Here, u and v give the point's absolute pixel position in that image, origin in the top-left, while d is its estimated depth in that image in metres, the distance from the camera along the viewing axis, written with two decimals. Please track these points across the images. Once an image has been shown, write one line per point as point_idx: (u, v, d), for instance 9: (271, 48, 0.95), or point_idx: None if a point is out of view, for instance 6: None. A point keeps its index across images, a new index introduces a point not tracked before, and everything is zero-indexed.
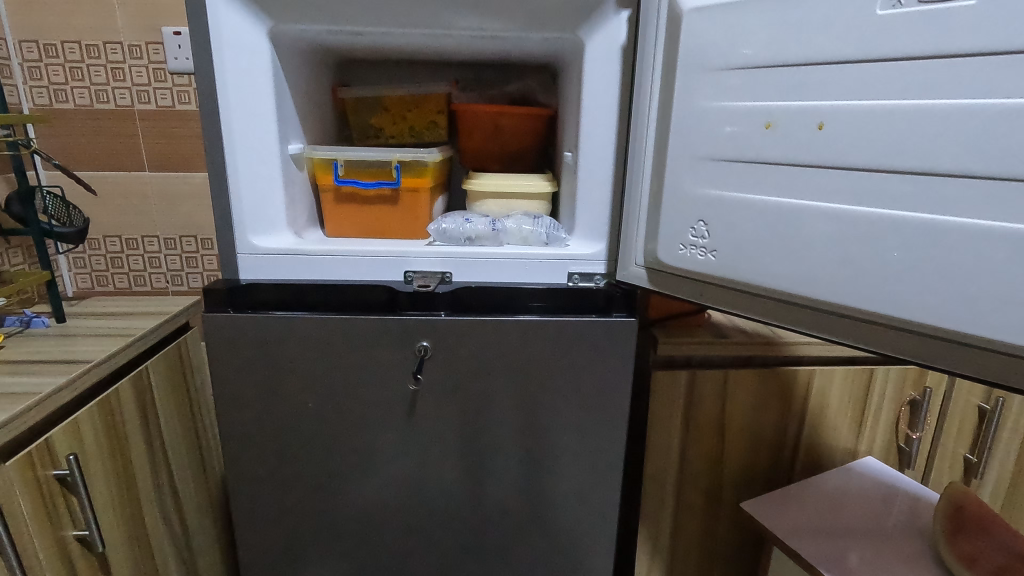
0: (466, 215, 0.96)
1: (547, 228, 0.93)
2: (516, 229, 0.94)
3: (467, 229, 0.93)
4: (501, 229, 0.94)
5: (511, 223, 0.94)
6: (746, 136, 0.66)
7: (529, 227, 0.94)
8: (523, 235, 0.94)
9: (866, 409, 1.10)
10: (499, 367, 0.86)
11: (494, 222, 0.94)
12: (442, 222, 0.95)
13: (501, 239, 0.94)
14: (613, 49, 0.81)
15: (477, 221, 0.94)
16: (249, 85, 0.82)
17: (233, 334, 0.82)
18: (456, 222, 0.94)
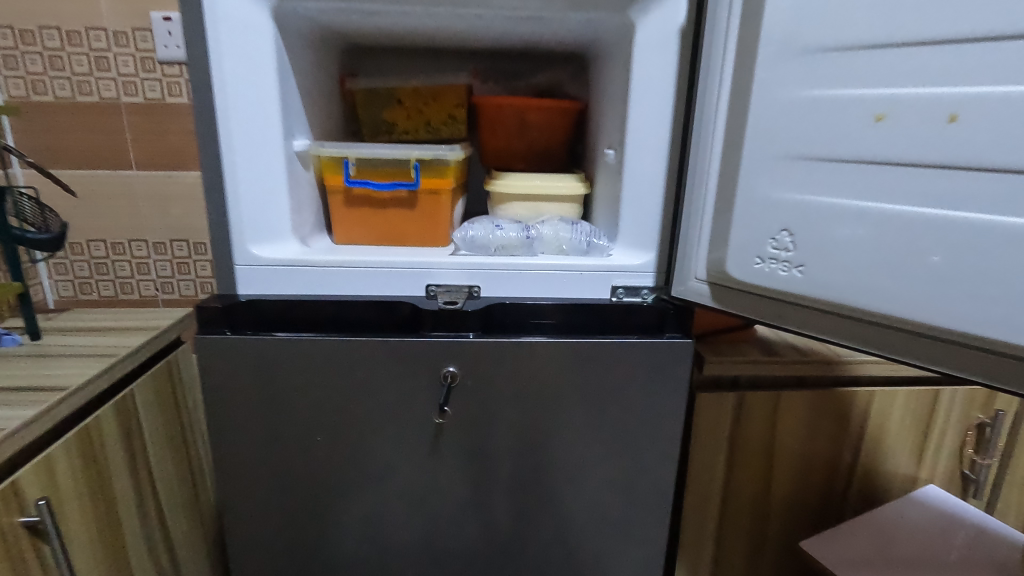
0: (495, 220, 0.86)
1: (587, 237, 0.83)
2: (553, 236, 0.83)
3: (497, 236, 0.82)
4: (536, 236, 0.83)
5: (546, 229, 0.84)
6: (850, 132, 0.56)
7: (567, 234, 0.83)
8: (560, 243, 0.83)
9: (929, 433, 1.00)
10: (534, 395, 0.75)
11: (528, 228, 0.83)
12: (467, 228, 0.84)
13: (536, 247, 0.83)
14: (669, 32, 0.71)
15: (509, 227, 0.83)
16: (249, 71, 0.71)
17: (229, 357, 0.71)
18: (484, 227, 0.83)
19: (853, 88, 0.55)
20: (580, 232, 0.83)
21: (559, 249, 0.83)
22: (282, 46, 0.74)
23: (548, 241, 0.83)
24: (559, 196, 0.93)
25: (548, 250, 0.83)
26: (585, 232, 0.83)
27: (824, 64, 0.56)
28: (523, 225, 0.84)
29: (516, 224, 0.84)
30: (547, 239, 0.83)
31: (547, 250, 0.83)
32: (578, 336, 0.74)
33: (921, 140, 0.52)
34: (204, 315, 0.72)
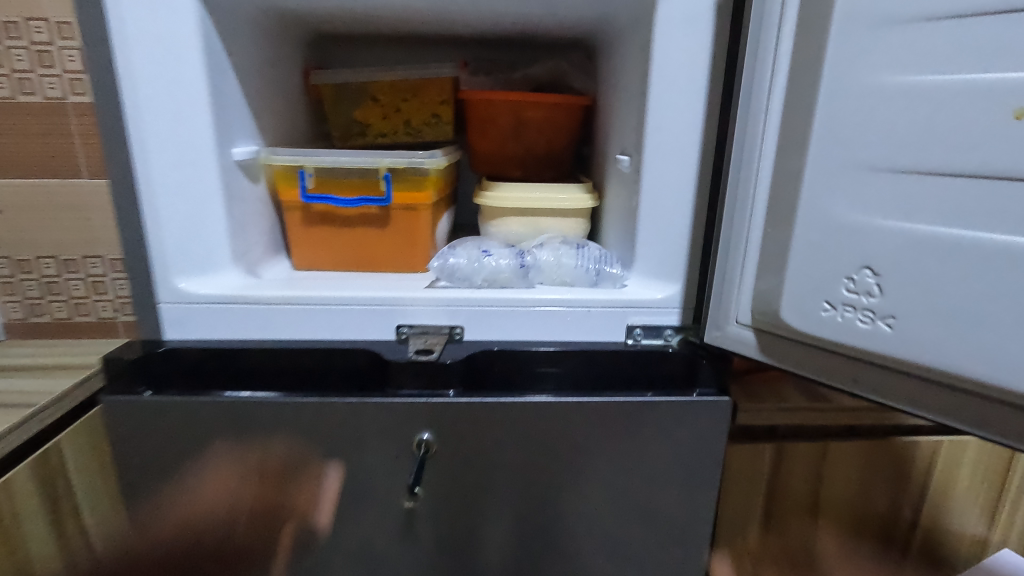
0: (483, 242, 0.71)
1: (597, 264, 0.67)
2: (554, 264, 0.68)
3: (484, 263, 0.67)
4: (533, 264, 0.68)
5: (545, 254, 0.68)
6: (966, 134, 0.40)
7: (570, 260, 0.67)
8: (562, 271, 0.67)
9: (1003, 488, 0.84)
10: (531, 469, 0.59)
11: (524, 254, 0.68)
12: (448, 251, 0.69)
13: (533, 278, 0.68)
14: (699, 4, 0.55)
15: (500, 252, 0.68)
16: (166, 59, 0.56)
17: (143, 424, 0.56)
18: (468, 253, 0.68)
19: (971, 72, 0.39)
20: (588, 257, 0.67)
21: (563, 280, 0.67)
22: (212, 28, 0.59)
23: (548, 269, 0.68)
24: (562, 211, 0.77)
25: (548, 281, 0.68)
26: (593, 258, 0.67)
27: (926, 39, 0.40)
28: (517, 249, 0.69)
29: (508, 248, 0.69)
30: (547, 267, 0.68)
31: (547, 282, 0.68)
32: (585, 393, 0.59)
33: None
34: (111, 370, 0.57)
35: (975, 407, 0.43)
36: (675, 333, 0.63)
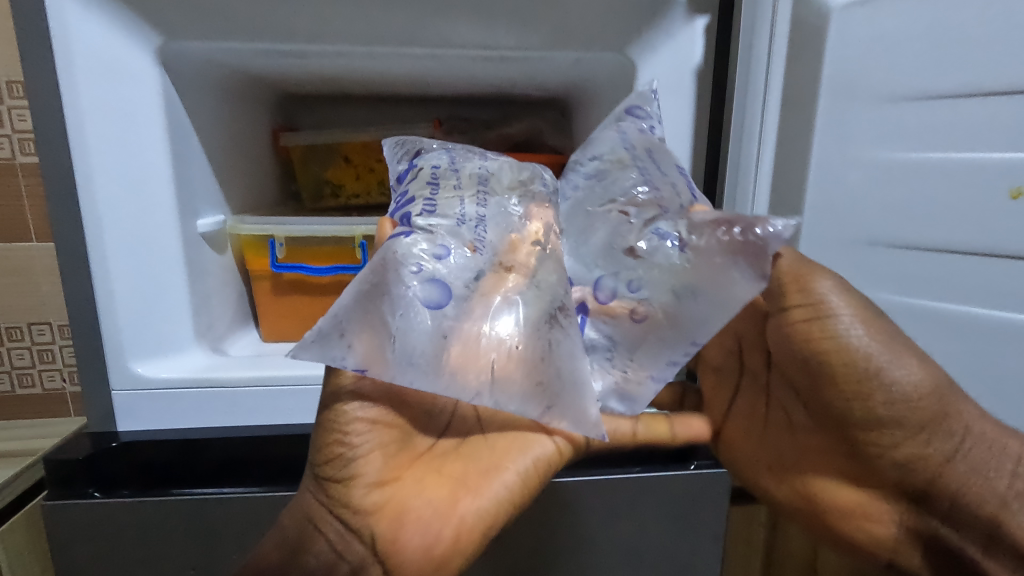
0: (383, 286, 0.31)
1: (657, 128, 0.42)
2: (456, 162, 0.39)
3: (580, 357, 0.34)
4: (488, 195, 0.38)
5: (435, 153, 0.39)
6: (968, 212, 0.40)
7: (699, 304, 0.36)
8: (607, 161, 0.41)
9: None
10: (515, 555, 0.56)
11: (411, 185, 0.37)
12: (435, 378, 0.31)
13: (546, 220, 0.39)
14: (682, 73, 0.54)
15: (522, 289, 0.35)
16: (122, 130, 0.52)
17: (89, 536, 0.50)
18: (504, 344, 0.33)
19: (971, 150, 0.39)
20: (645, 140, 0.41)
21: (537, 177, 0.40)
22: (176, 101, 0.56)
23: (496, 166, 0.39)
24: None
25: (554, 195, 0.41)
26: (646, 141, 0.41)
27: (918, 119, 0.41)
28: (437, 194, 0.36)
29: (441, 249, 0.34)
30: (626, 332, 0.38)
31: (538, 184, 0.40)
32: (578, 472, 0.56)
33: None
34: (55, 474, 0.51)
35: None
36: None
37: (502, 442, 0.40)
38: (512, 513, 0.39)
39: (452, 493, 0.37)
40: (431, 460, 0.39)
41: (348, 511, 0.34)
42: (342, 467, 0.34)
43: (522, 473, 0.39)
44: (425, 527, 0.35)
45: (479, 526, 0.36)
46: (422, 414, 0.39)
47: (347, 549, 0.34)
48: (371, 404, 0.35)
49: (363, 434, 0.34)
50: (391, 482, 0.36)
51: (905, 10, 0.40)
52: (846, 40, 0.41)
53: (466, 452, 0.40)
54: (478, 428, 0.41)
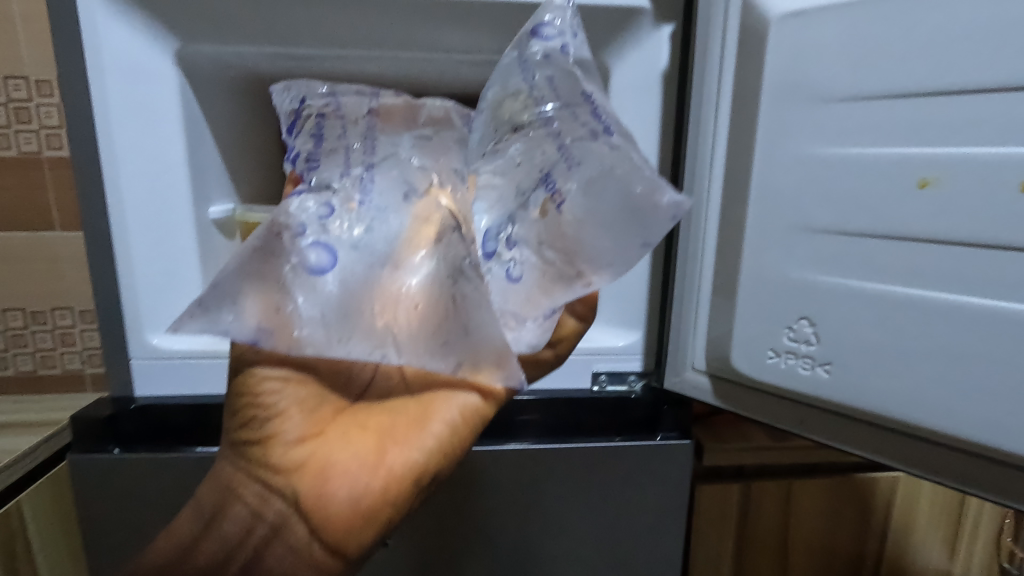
0: (266, 258, 0.34)
1: (569, 45, 0.41)
2: (341, 110, 0.49)
3: (489, 306, 0.35)
4: (378, 142, 0.45)
5: (323, 102, 0.50)
6: (890, 200, 0.43)
7: (587, 260, 0.40)
8: (508, 91, 0.42)
9: (960, 521, 0.85)
10: (499, 513, 0.61)
11: (300, 138, 0.47)
12: (340, 337, 0.34)
13: (441, 164, 0.43)
14: (649, 76, 0.59)
15: (427, 247, 0.38)
16: (143, 125, 0.58)
17: (113, 485, 0.56)
18: (408, 298, 0.36)
19: (892, 144, 0.42)
20: (546, 68, 0.40)
21: (443, 124, 0.48)
22: (191, 96, 0.61)
23: (384, 105, 0.49)
24: None
25: (456, 129, 0.48)
26: (549, 67, 0.40)
27: (842, 118, 0.45)
28: (321, 148, 0.45)
29: (327, 207, 0.38)
30: (516, 280, 0.40)
31: (441, 128, 0.48)
32: (549, 442, 0.62)
33: (998, 211, 0.38)
34: (80, 432, 0.57)
35: (874, 432, 0.48)
36: (638, 378, 0.67)
37: (428, 396, 0.46)
38: (442, 460, 0.45)
39: (377, 445, 0.44)
40: (358, 415, 0.46)
41: (275, 467, 0.43)
42: (263, 428, 0.43)
43: (448, 422, 0.45)
44: (348, 480, 0.43)
45: (404, 472, 0.44)
46: (340, 375, 0.46)
47: (272, 502, 0.43)
48: (281, 372, 0.42)
49: (278, 397, 0.42)
50: (313, 438, 0.44)
51: (833, 19, 0.44)
52: (783, 47, 0.46)
53: (392, 406, 0.46)
54: (404, 384, 0.47)
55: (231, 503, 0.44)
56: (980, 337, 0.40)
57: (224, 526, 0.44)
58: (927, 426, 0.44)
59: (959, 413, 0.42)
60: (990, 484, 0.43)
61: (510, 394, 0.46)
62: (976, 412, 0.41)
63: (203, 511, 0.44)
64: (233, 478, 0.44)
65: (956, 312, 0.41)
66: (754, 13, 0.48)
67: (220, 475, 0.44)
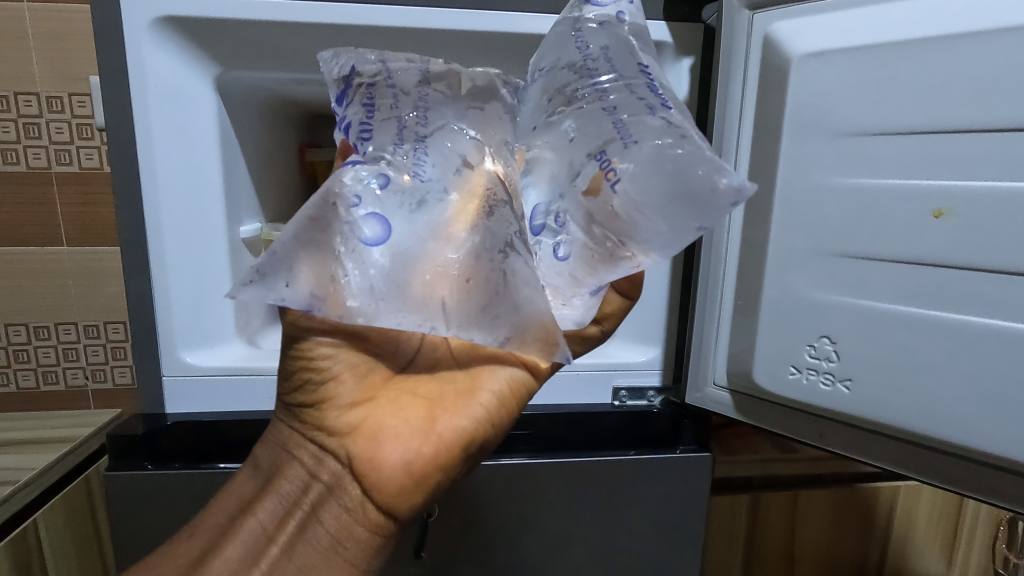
0: (323, 224, 0.34)
1: (624, 12, 0.43)
2: (393, 78, 0.40)
3: (535, 282, 0.36)
4: (432, 113, 0.40)
5: (371, 66, 0.40)
6: (905, 229, 0.46)
7: (637, 240, 0.39)
8: (563, 58, 0.42)
9: (957, 529, 0.88)
10: (526, 525, 0.63)
11: (350, 108, 0.40)
12: (392, 309, 0.35)
13: (492, 138, 0.41)
14: None
15: (477, 217, 0.37)
16: (182, 148, 0.60)
17: (149, 501, 0.57)
18: (457, 270, 0.36)
19: (907, 177, 0.46)
20: (601, 37, 0.42)
21: (490, 92, 0.42)
22: (227, 120, 0.63)
23: (434, 71, 0.41)
24: None
25: (503, 99, 0.43)
26: (605, 37, 0.42)
27: (858, 151, 0.48)
28: (374, 118, 0.39)
29: (382, 178, 0.36)
30: (563, 259, 0.40)
31: (489, 98, 0.42)
32: (574, 454, 0.64)
33: (1008, 241, 0.41)
34: (116, 448, 0.58)
35: (892, 444, 0.51)
36: (657, 393, 0.70)
37: (477, 367, 0.46)
38: (488, 428, 0.45)
39: (427, 412, 0.44)
40: (406, 383, 0.45)
41: (330, 429, 0.43)
42: (316, 392, 0.42)
43: (496, 393, 0.46)
44: (401, 443, 0.42)
45: (454, 439, 0.43)
46: (387, 345, 0.44)
47: (326, 462, 0.43)
48: (333, 338, 0.42)
49: (333, 362, 0.42)
50: (365, 403, 0.43)
51: (853, 61, 0.47)
52: (804, 85, 0.50)
53: (440, 375, 0.45)
54: (451, 356, 0.46)
55: (288, 462, 0.43)
56: (993, 356, 0.43)
57: (281, 484, 0.43)
58: (941, 439, 0.47)
59: (974, 428, 0.45)
60: (997, 489, 0.46)
61: (552, 369, 0.48)
62: (989, 426, 0.44)
63: (261, 469, 0.45)
64: (290, 439, 0.44)
65: (969, 334, 0.44)
66: (776, 52, 0.52)
67: (275, 437, 0.45)
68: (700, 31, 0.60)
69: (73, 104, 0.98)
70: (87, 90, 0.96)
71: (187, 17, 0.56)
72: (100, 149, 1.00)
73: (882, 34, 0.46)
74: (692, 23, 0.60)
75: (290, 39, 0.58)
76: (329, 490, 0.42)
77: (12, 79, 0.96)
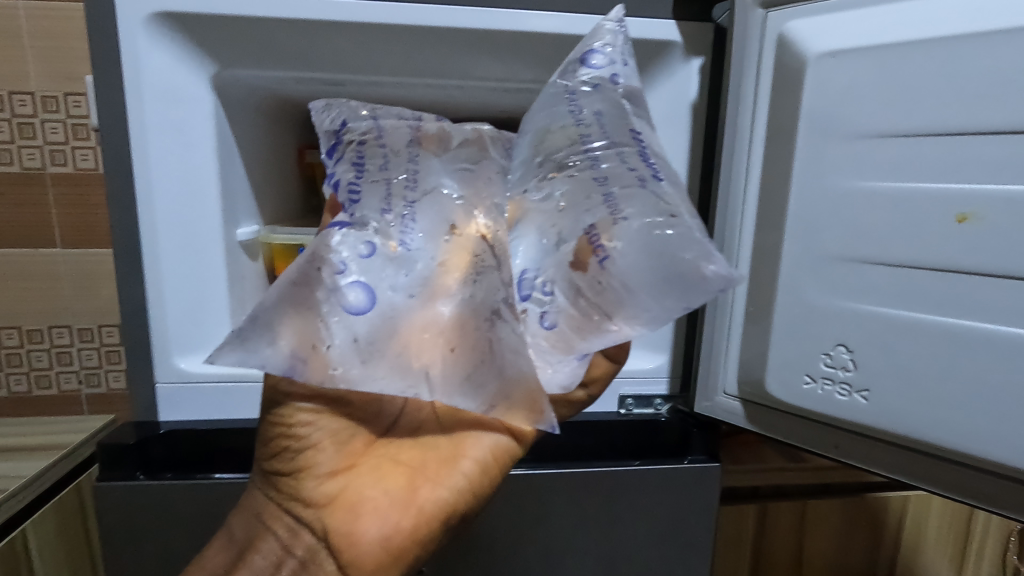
0: (306, 292, 0.32)
1: (619, 74, 0.42)
2: (383, 137, 0.40)
3: (524, 350, 0.34)
4: (422, 175, 0.39)
5: (364, 125, 0.41)
6: (926, 233, 0.45)
7: (624, 314, 0.36)
8: (555, 123, 0.40)
9: (968, 540, 0.86)
10: (528, 537, 0.61)
11: (339, 165, 0.39)
12: (375, 375, 0.33)
13: (481, 198, 0.39)
14: (678, 108, 0.61)
15: (462, 280, 0.35)
16: (178, 146, 0.58)
17: (138, 514, 0.55)
18: (443, 338, 0.34)
19: (928, 180, 0.44)
20: (595, 101, 0.40)
21: (480, 154, 0.42)
22: (225, 120, 0.61)
23: (426, 130, 0.41)
24: None
25: (494, 159, 0.43)
26: (598, 102, 0.40)
27: (877, 154, 0.47)
28: (362, 179, 0.37)
29: (367, 246, 0.34)
30: (550, 327, 0.37)
31: (480, 158, 0.42)
32: (579, 464, 0.62)
33: None
34: (107, 458, 0.56)
35: (912, 457, 0.49)
36: (664, 401, 0.69)
37: (461, 433, 0.44)
38: (471, 499, 0.43)
39: (407, 482, 0.42)
40: (388, 449, 0.44)
41: (307, 500, 0.41)
42: (294, 459, 0.41)
43: (479, 461, 0.43)
44: (378, 517, 0.41)
45: (434, 512, 0.42)
46: (370, 406, 0.43)
47: (302, 535, 0.41)
48: (313, 404, 0.40)
49: (312, 429, 0.40)
50: (344, 472, 0.42)
51: (871, 60, 0.46)
52: (820, 85, 0.48)
53: (423, 441, 0.44)
54: (435, 418, 0.44)
55: (263, 534, 0.42)
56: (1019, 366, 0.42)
57: (254, 559, 0.41)
58: (963, 452, 0.45)
59: (997, 440, 0.43)
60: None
61: (539, 434, 0.45)
62: (1014, 439, 0.43)
63: (234, 541, 0.43)
64: (266, 509, 0.42)
65: (993, 343, 0.43)
66: (790, 52, 0.50)
67: (251, 505, 0.43)
68: (710, 32, 0.59)
69: (69, 103, 0.96)
70: (82, 90, 0.94)
71: (184, 12, 0.54)
72: (96, 150, 0.98)
73: (902, 33, 0.44)
74: (702, 23, 0.58)
75: (290, 36, 0.57)
76: (304, 565, 0.41)
77: (6, 78, 0.94)
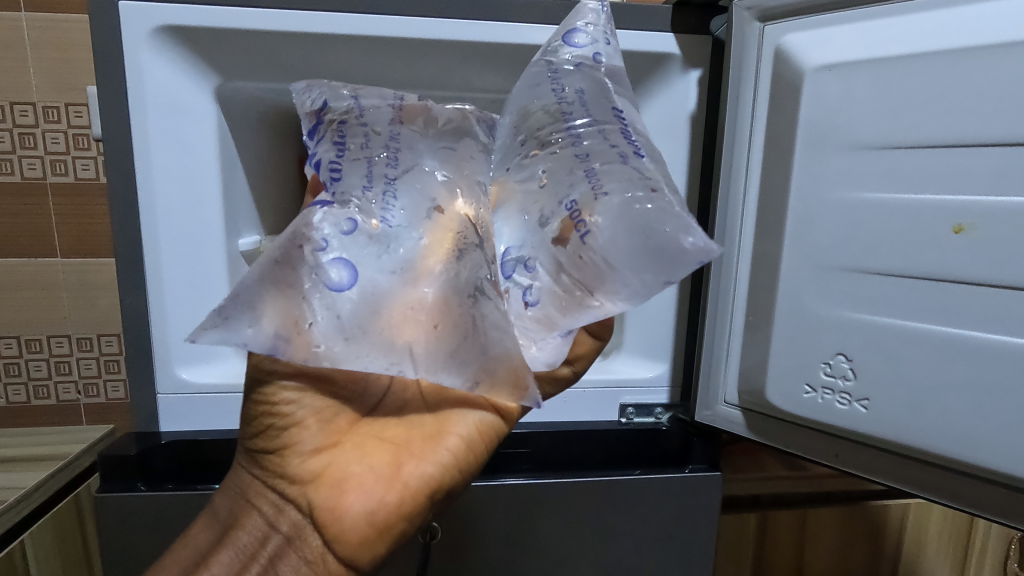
0: (289, 270, 0.32)
1: (602, 52, 0.40)
2: (364, 116, 0.40)
3: (508, 326, 0.35)
4: (403, 153, 0.39)
5: (343, 104, 0.41)
6: (923, 244, 0.45)
7: (605, 287, 0.38)
8: (536, 101, 0.40)
9: (969, 548, 0.86)
10: (529, 547, 0.61)
11: (321, 145, 0.39)
12: (357, 351, 0.33)
13: (464, 177, 0.40)
14: (676, 119, 0.62)
15: (446, 260, 0.35)
16: (180, 158, 0.59)
17: (138, 524, 0.55)
18: (426, 314, 0.34)
19: (925, 192, 0.45)
20: (576, 78, 0.39)
21: (464, 130, 0.42)
22: (227, 131, 0.62)
23: (407, 107, 0.41)
24: None
25: (476, 136, 0.43)
26: (580, 80, 0.39)
27: (873, 165, 0.47)
28: (343, 157, 0.37)
29: (349, 223, 0.34)
30: (532, 304, 0.38)
31: (463, 135, 0.42)
32: (579, 473, 0.62)
33: None
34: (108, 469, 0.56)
35: (911, 465, 0.50)
36: (665, 410, 0.69)
37: (445, 411, 0.44)
38: (457, 474, 0.43)
39: (392, 458, 0.42)
40: (373, 427, 0.43)
41: (291, 477, 0.41)
42: (278, 437, 0.41)
43: (465, 437, 0.43)
44: (363, 493, 0.40)
45: (419, 487, 0.41)
46: (354, 386, 0.43)
47: (288, 512, 0.41)
48: (297, 382, 0.41)
49: (296, 407, 0.41)
50: (328, 449, 0.42)
51: (866, 73, 0.47)
52: (817, 97, 0.49)
53: (407, 419, 0.44)
54: (421, 398, 0.45)
55: (247, 512, 0.42)
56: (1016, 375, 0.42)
57: (238, 536, 0.41)
58: (963, 461, 0.46)
59: (996, 449, 0.44)
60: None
61: (522, 413, 0.46)
62: (1012, 447, 0.43)
63: (219, 519, 0.43)
64: (251, 487, 0.42)
65: (991, 351, 0.43)
66: (787, 64, 0.51)
67: (237, 485, 0.43)
68: (708, 43, 0.60)
69: (70, 113, 0.96)
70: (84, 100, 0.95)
71: (188, 25, 0.55)
72: (97, 160, 0.99)
73: (896, 48, 0.45)
74: (700, 35, 0.59)
75: (292, 49, 0.57)
76: (290, 542, 0.40)
77: (9, 88, 0.95)
